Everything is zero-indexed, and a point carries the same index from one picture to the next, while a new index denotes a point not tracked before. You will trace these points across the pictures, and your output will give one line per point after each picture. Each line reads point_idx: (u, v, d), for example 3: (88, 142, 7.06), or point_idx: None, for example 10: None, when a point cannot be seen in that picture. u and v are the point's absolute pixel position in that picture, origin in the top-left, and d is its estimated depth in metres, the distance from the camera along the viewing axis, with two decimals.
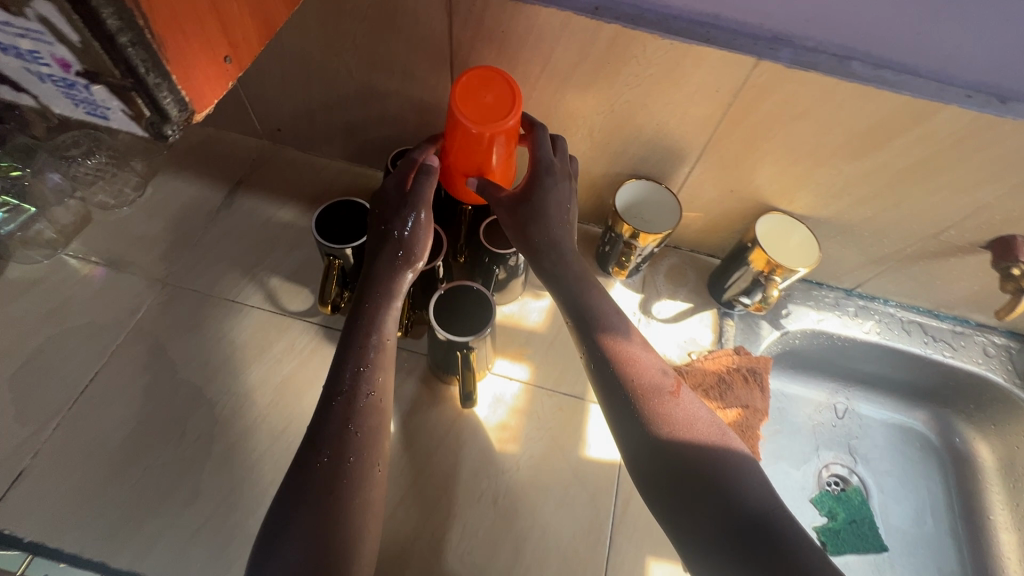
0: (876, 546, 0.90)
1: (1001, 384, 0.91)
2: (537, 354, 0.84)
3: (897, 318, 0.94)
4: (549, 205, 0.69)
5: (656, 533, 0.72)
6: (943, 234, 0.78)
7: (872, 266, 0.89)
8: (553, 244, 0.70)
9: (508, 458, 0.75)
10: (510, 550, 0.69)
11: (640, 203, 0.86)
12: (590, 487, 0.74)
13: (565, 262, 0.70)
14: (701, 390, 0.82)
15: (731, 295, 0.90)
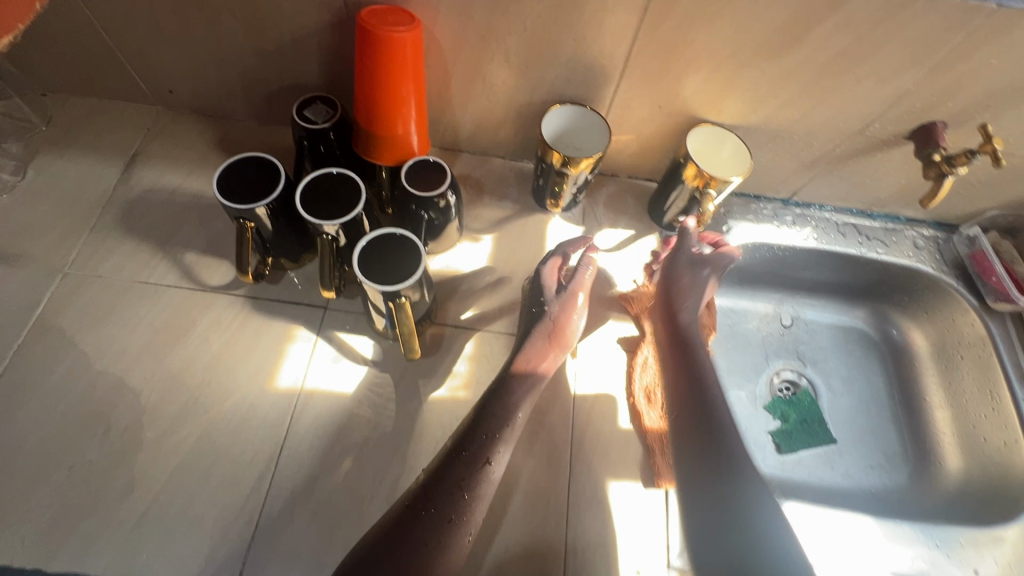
0: (826, 441, 0.94)
1: (931, 273, 0.94)
2: (482, 299, 0.82)
3: (831, 222, 0.96)
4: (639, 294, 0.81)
5: (615, 456, 0.73)
6: (868, 129, 0.78)
7: (805, 172, 0.89)
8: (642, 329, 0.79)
9: (461, 405, 0.73)
10: None
11: (570, 130, 0.82)
12: (546, 421, 0.74)
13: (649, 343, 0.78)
14: (648, 314, 0.82)
15: (671, 216, 0.88)
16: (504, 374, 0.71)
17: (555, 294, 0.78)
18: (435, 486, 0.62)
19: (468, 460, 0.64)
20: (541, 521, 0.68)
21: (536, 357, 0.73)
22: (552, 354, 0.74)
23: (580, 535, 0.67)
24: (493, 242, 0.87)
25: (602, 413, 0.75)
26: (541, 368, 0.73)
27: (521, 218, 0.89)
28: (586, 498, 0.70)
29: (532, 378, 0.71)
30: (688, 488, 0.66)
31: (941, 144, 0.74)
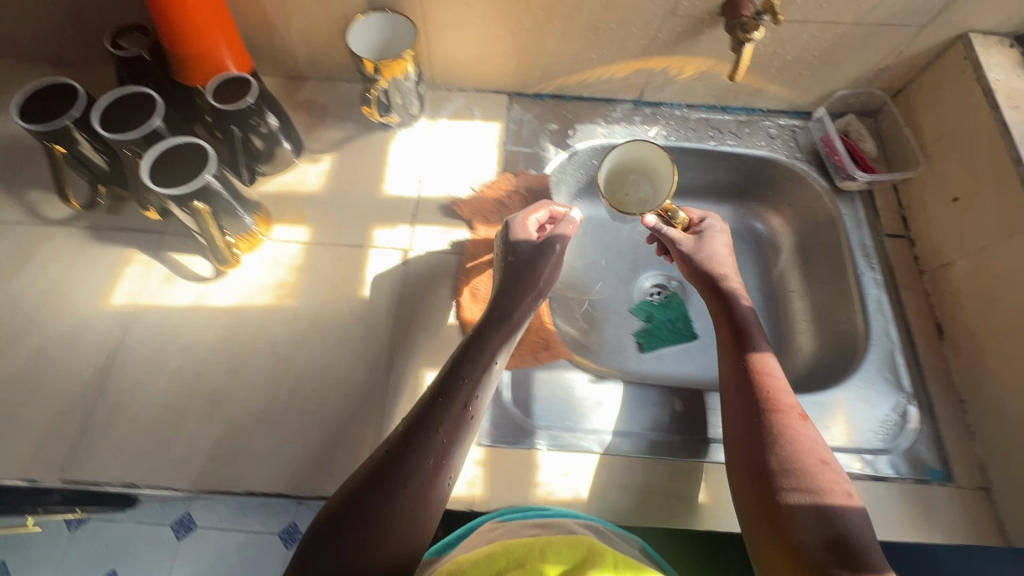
0: (688, 336, 0.95)
1: (784, 161, 0.93)
2: (317, 215, 0.84)
3: (684, 119, 0.95)
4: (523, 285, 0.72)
5: (435, 349, 0.75)
6: (678, 8, 0.77)
7: (641, 65, 0.88)
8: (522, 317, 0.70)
9: (287, 311, 0.77)
10: (291, 389, 0.72)
11: (386, 42, 0.82)
12: (370, 321, 0.77)
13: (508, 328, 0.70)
14: (480, 216, 0.84)
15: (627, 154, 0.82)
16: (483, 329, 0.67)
17: (529, 245, 0.75)
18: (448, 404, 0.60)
19: (469, 365, 0.63)
20: (355, 409, 0.71)
21: (512, 307, 0.69)
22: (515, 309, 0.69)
23: (391, 422, 0.70)
24: (333, 161, 0.89)
25: (426, 311, 0.78)
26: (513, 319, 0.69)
27: (362, 137, 0.91)
28: (401, 387, 0.72)
29: (508, 329, 0.68)
30: (752, 430, 0.63)
31: (743, 12, 0.72)
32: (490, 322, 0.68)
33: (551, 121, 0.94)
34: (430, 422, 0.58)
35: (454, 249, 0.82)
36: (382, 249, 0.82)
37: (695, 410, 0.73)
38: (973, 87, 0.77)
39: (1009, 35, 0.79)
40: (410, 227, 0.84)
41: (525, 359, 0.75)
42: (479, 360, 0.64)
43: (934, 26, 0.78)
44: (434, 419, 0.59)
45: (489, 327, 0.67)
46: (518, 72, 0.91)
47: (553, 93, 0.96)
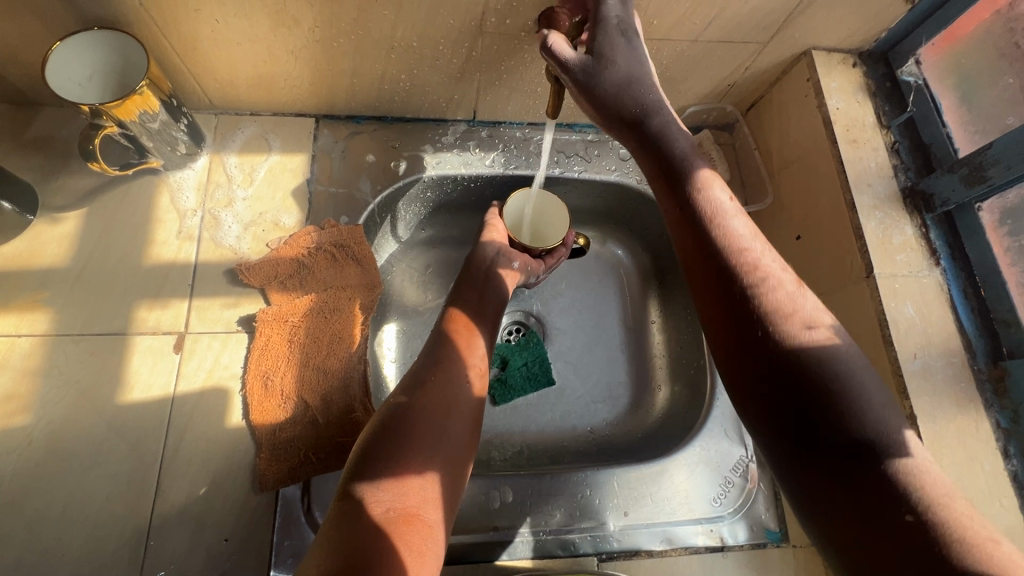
0: (544, 382, 0.85)
1: (635, 186, 0.83)
2: (58, 297, 0.66)
3: (525, 142, 0.83)
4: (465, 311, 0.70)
5: (217, 464, 0.62)
6: (486, 24, 0.63)
7: (464, 85, 0.74)
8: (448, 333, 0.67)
9: (16, 433, 0.60)
10: (23, 540, 0.57)
11: (111, 69, 0.61)
12: (133, 435, 0.62)
13: (450, 350, 0.64)
14: (275, 283, 0.69)
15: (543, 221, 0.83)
16: (430, 368, 0.62)
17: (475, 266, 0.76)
18: (427, 389, 0.59)
19: (441, 404, 0.58)
20: (113, 555, 0.57)
21: (460, 329, 0.68)
22: (484, 318, 0.71)
23: (159, 567, 0.58)
24: (79, 220, 0.70)
25: (207, 413, 0.64)
26: (483, 333, 0.69)
27: (119, 184, 0.71)
28: (176, 517, 0.59)
29: (456, 353, 0.64)
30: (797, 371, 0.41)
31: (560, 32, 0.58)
32: (433, 350, 0.64)
33: (369, 150, 0.79)
34: (385, 469, 0.52)
35: (245, 329, 0.68)
36: (150, 334, 0.66)
37: (527, 501, 0.66)
38: (815, 115, 0.70)
39: (852, 53, 0.72)
40: (187, 303, 0.68)
41: (328, 464, 0.63)
42: (433, 397, 0.58)
43: (777, 43, 0.69)
44: (394, 462, 0.52)
45: (445, 358, 0.63)
46: (317, 94, 0.74)
47: (371, 115, 0.80)
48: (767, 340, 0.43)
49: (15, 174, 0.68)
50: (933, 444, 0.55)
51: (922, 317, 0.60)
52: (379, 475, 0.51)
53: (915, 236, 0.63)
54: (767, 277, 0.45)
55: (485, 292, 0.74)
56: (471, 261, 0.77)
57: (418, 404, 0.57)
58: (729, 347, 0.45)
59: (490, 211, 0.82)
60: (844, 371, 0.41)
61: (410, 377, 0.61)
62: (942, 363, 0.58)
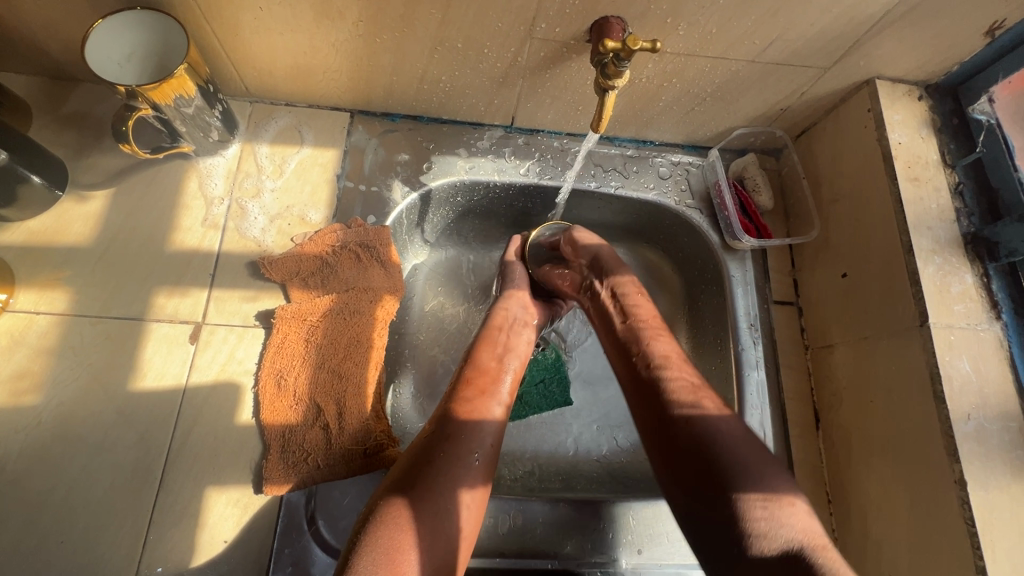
0: (561, 401, 0.82)
1: (673, 207, 0.80)
2: (79, 276, 0.65)
3: (562, 152, 0.80)
4: (483, 375, 0.64)
5: (223, 462, 0.60)
6: (536, 30, 0.60)
7: (506, 90, 0.72)
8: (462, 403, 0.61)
9: (24, 413, 0.59)
10: (21, 524, 0.56)
11: (149, 51, 0.60)
12: (140, 424, 0.60)
13: (463, 423, 0.58)
14: (297, 279, 0.67)
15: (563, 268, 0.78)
16: (439, 445, 0.56)
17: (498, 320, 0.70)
18: (436, 465, 0.54)
19: (443, 482, 0.53)
20: (111, 547, 0.56)
21: (478, 397, 0.61)
22: (501, 383, 0.64)
23: (156, 564, 0.56)
24: (106, 200, 0.69)
25: (217, 407, 0.62)
26: (499, 401, 0.63)
27: (149, 166, 0.70)
28: (177, 513, 0.58)
29: (472, 429, 0.58)
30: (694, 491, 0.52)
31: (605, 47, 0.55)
32: (444, 424, 0.58)
33: (402, 149, 0.77)
34: (380, 560, 0.46)
35: (263, 324, 0.66)
36: (167, 322, 0.65)
37: (538, 529, 0.63)
38: (874, 148, 0.66)
39: (918, 84, 0.68)
40: (206, 292, 0.66)
41: (334, 471, 0.61)
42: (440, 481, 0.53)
43: (839, 70, 0.66)
44: (387, 554, 0.47)
45: (457, 434, 0.57)
46: (353, 89, 0.73)
47: (407, 114, 0.78)
48: (688, 438, 0.53)
49: (47, 149, 0.68)
50: (984, 514, 0.51)
51: (979, 374, 0.56)
52: (375, 559, 0.46)
53: (976, 285, 0.59)
54: (689, 392, 0.56)
55: (506, 351, 0.67)
56: (493, 315, 0.71)
57: (425, 483, 0.52)
58: (664, 450, 0.54)
59: (507, 266, 0.77)
60: (752, 454, 0.51)
61: (416, 450, 0.56)
62: (998, 426, 0.54)
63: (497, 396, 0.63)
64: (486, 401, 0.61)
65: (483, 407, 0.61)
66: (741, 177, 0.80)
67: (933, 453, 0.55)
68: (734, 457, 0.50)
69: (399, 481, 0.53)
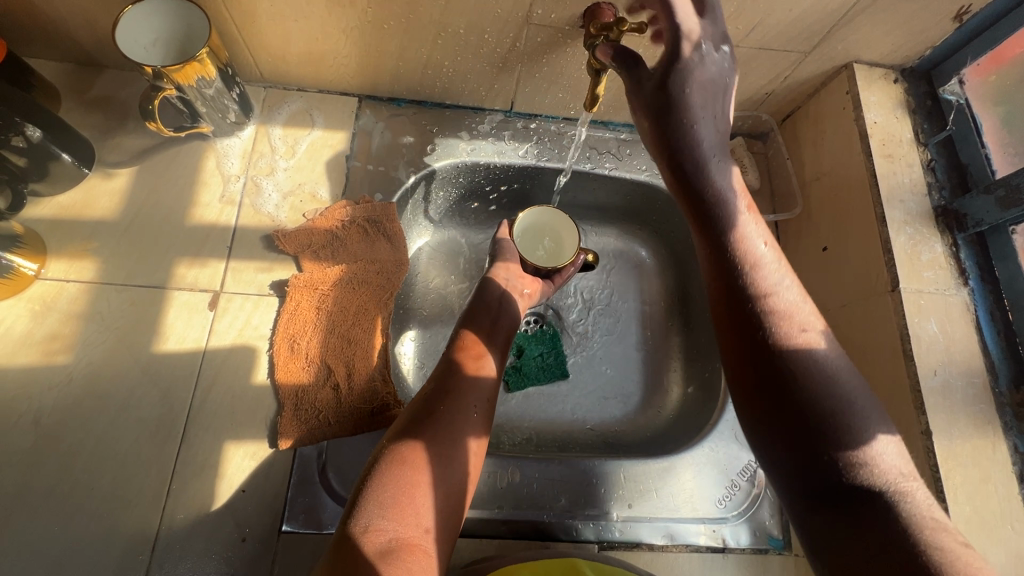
0: (558, 374, 0.86)
1: (664, 188, 0.84)
2: (106, 247, 0.70)
3: (559, 135, 0.85)
4: (478, 337, 0.69)
5: (240, 418, 0.64)
6: (532, 16, 0.65)
7: (505, 75, 0.76)
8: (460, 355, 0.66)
9: (57, 371, 0.63)
10: (54, 472, 0.60)
11: (173, 36, 0.65)
12: (163, 383, 0.65)
13: (461, 373, 0.63)
14: (309, 252, 0.72)
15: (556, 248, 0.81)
16: (439, 391, 0.61)
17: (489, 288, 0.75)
18: (436, 419, 0.58)
19: (447, 423, 0.58)
20: (137, 494, 0.60)
21: (473, 352, 0.67)
22: (492, 344, 0.69)
23: (178, 510, 0.60)
24: (130, 178, 0.73)
25: (235, 368, 0.66)
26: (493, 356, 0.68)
27: (170, 146, 0.75)
28: (198, 464, 0.62)
29: (469, 377, 0.63)
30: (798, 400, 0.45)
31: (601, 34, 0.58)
32: (442, 374, 0.64)
33: (407, 132, 0.81)
34: (388, 494, 0.52)
35: (277, 293, 0.70)
36: (187, 290, 0.69)
37: (533, 484, 0.68)
38: (851, 128, 0.70)
39: (894, 69, 0.72)
40: (224, 263, 0.71)
41: (344, 428, 0.65)
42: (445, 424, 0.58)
43: (818, 54, 0.70)
44: (395, 490, 0.52)
45: (456, 382, 0.62)
46: (361, 74, 0.77)
47: (412, 99, 0.83)
48: (804, 389, 0.45)
49: (76, 130, 0.72)
50: (947, 461, 0.55)
51: (946, 334, 0.59)
52: (382, 503, 0.51)
53: (945, 254, 0.63)
54: (792, 320, 0.48)
55: (500, 314, 0.73)
56: (486, 282, 0.76)
57: (427, 434, 0.56)
58: (758, 368, 0.47)
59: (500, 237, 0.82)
60: (855, 381, 0.46)
61: (418, 407, 0.60)
62: (962, 382, 0.58)
63: (490, 352, 0.68)
64: (481, 356, 0.67)
65: (480, 360, 0.66)
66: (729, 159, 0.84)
67: (902, 408, 0.59)
68: (837, 400, 0.44)
69: (406, 424, 0.58)
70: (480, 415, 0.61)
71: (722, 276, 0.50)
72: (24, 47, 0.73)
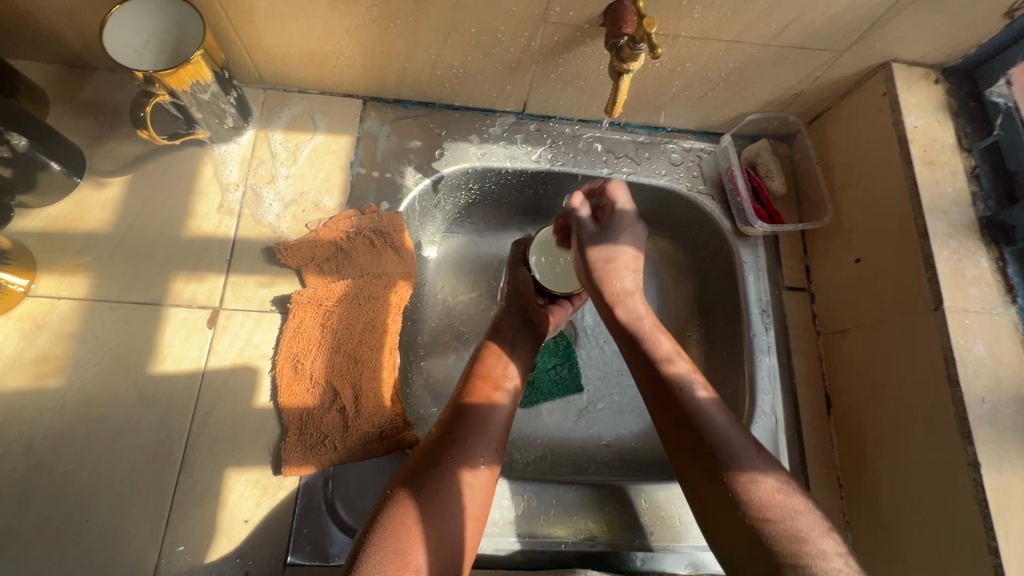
0: (572, 389, 0.83)
1: (685, 194, 0.80)
2: (99, 262, 0.66)
3: (574, 138, 0.80)
4: (493, 379, 0.66)
5: (242, 444, 0.61)
6: (550, 14, 0.60)
7: (518, 76, 0.72)
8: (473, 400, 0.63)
9: (49, 395, 0.60)
10: (47, 503, 0.57)
11: (165, 36, 0.60)
12: (161, 407, 0.61)
13: (473, 420, 0.61)
14: (312, 265, 0.68)
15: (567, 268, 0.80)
16: (449, 440, 0.58)
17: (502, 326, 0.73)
18: (442, 468, 0.56)
19: (453, 474, 0.56)
20: (134, 526, 0.57)
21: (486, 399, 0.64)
22: (507, 388, 0.66)
23: (178, 542, 0.57)
24: (123, 187, 0.69)
25: (236, 390, 0.63)
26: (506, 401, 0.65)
27: (164, 153, 0.71)
28: (198, 493, 0.59)
29: (480, 426, 0.61)
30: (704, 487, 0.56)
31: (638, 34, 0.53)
32: (453, 420, 0.61)
33: (414, 136, 0.77)
34: (390, 553, 0.49)
35: (280, 309, 0.67)
36: (185, 307, 0.66)
37: (550, 511, 0.64)
38: (888, 133, 0.66)
39: (935, 68, 0.67)
40: (223, 278, 0.67)
41: (352, 453, 0.62)
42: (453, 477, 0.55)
43: (854, 54, 0.65)
44: (398, 549, 0.49)
45: (466, 430, 0.60)
46: (366, 75, 0.73)
47: (419, 100, 0.78)
48: (701, 428, 0.57)
49: (65, 136, 0.68)
50: (996, 495, 0.51)
51: (994, 357, 0.56)
52: (384, 555, 0.49)
53: (991, 270, 0.59)
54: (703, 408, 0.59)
55: (513, 356, 0.69)
56: (495, 330, 0.73)
57: (433, 484, 0.54)
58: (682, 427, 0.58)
59: (511, 278, 0.78)
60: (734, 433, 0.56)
61: (424, 451, 0.57)
62: (1012, 409, 0.54)
63: (504, 395, 0.65)
64: (494, 401, 0.64)
65: (492, 406, 0.63)
66: (754, 163, 0.80)
67: (945, 437, 0.55)
68: (723, 437, 0.56)
69: (412, 472, 0.55)
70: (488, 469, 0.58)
71: (667, 410, 0.60)
72: (9, 48, 0.69)
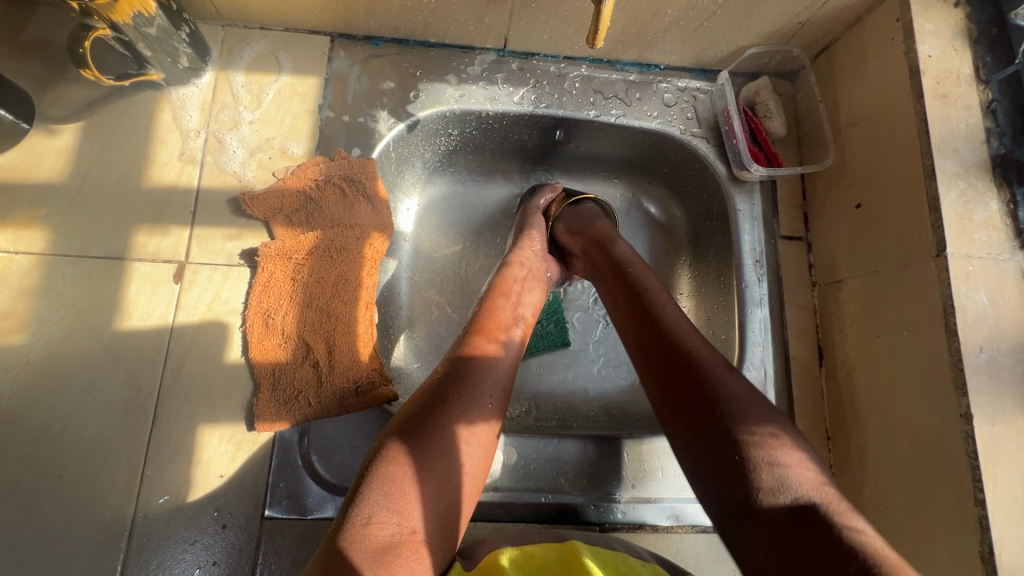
0: (559, 343, 0.80)
1: (679, 137, 0.74)
2: (56, 214, 0.63)
3: (559, 78, 0.75)
4: (502, 316, 0.61)
5: (215, 400, 0.60)
6: None
7: (496, 6, 0.65)
8: (481, 333, 0.58)
9: (12, 352, 0.58)
10: (17, 460, 0.56)
11: None
12: (130, 364, 0.60)
13: (482, 354, 0.55)
14: (280, 216, 0.65)
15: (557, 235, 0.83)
16: (455, 374, 0.52)
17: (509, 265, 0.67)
18: (449, 405, 0.49)
19: (458, 405, 0.50)
20: (109, 483, 0.57)
21: (497, 335, 0.58)
22: (513, 328, 0.60)
23: (154, 496, 0.57)
24: (77, 135, 0.65)
25: (206, 346, 0.61)
26: (514, 336, 0.60)
27: (119, 97, 0.66)
28: (173, 449, 0.58)
29: (489, 362, 0.55)
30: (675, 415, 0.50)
31: None
32: (459, 354, 0.55)
33: (387, 77, 0.72)
34: (393, 486, 0.44)
35: (248, 264, 0.64)
36: (149, 262, 0.63)
37: (530, 464, 0.64)
38: (900, 64, 0.60)
39: None
40: (188, 231, 0.64)
41: (327, 408, 0.60)
42: (461, 411, 0.49)
43: None
44: (402, 481, 0.44)
45: (474, 363, 0.54)
46: (331, 8, 0.67)
47: (391, 37, 0.73)
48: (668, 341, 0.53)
49: (10, 80, 0.64)
50: (987, 448, 0.49)
51: (996, 306, 0.52)
52: (385, 493, 0.43)
53: (1001, 212, 0.55)
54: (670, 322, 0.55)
55: (520, 301, 0.64)
56: (506, 266, 0.67)
57: (439, 421, 0.48)
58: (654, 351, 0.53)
59: (531, 208, 0.75)
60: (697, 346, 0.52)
61: (430, 386, 0.52)
62: (1011, 359, 0.51)
63: (514, 333, 0.60)
64: (502, 338, 0.58)
65: (501, 343, 0.58)
66: (753, 103, 0.74)
67: (939, 385, 0.53)
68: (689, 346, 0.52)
69: (416, 405, 0.50)
70: (496, 401, 0.52)
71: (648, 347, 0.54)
72: None
